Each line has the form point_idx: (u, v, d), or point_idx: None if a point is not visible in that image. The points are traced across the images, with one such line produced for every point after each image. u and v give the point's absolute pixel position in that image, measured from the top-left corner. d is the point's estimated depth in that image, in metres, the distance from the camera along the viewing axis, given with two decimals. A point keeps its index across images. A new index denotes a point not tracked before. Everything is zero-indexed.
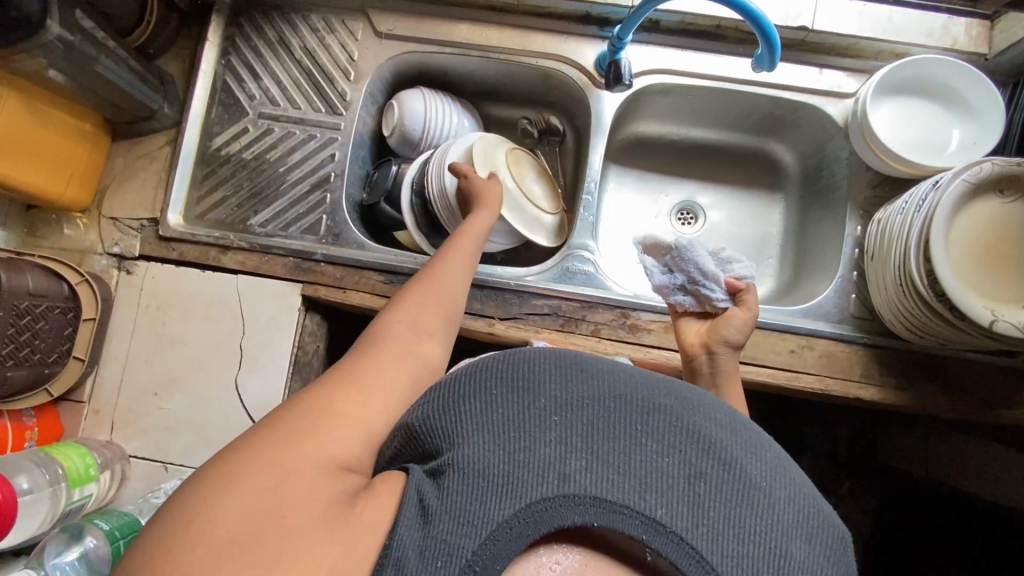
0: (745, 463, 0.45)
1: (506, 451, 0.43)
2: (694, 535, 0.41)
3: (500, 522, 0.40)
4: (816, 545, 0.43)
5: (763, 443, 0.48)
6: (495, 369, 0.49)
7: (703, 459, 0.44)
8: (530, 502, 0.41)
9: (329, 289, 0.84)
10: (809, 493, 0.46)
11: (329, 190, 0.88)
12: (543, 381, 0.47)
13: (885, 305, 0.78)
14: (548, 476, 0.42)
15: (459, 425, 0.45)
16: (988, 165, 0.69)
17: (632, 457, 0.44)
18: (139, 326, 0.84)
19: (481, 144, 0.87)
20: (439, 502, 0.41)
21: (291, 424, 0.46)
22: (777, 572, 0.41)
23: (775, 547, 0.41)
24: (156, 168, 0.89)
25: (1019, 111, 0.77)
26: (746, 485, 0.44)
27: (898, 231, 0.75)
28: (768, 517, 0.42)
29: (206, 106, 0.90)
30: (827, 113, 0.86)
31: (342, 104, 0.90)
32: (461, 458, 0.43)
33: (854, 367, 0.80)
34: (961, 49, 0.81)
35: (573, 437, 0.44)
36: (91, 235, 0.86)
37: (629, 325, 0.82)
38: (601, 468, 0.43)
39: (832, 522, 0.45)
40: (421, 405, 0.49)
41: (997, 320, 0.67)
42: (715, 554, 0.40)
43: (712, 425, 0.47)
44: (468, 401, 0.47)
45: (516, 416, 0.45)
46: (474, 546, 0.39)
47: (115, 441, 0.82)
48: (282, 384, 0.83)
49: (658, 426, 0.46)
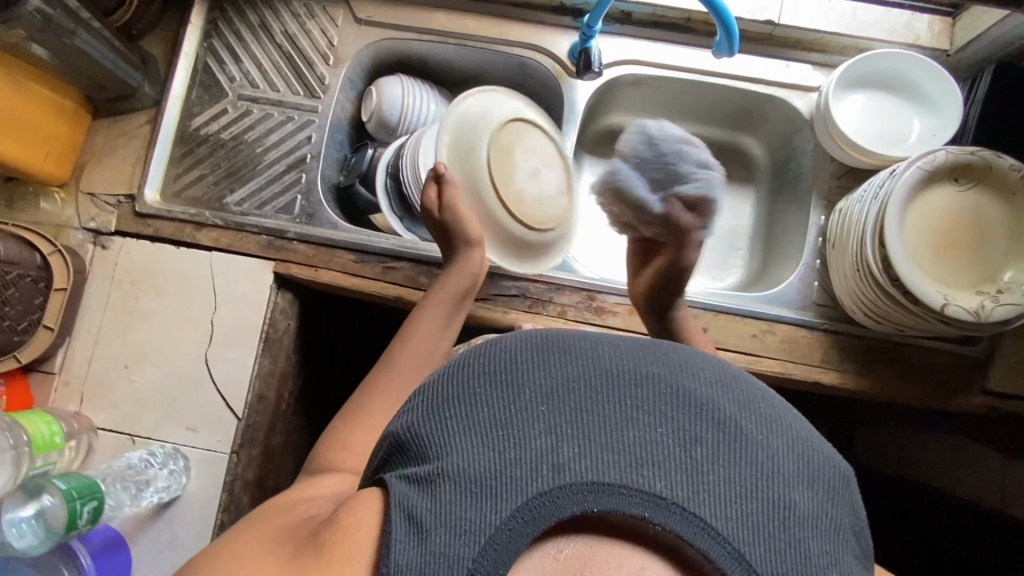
0: (738, 419, 0.44)
1: (495, 449, 0.42)
2: (695, 503, 0.40)
3: (498, 524, 0.39)
4: (817, 488, 0.43)
5: (756, 394, 0.48)
6: (474, 364, 0.47)
7: (697, 424, 0.43)
8: (527, 499, 0.40)
9: (301, 267, 0.85)
10: (805, 436, 0.46)
11: (304, 171, 0.90)
12: (524, 369, 0.46)
13: (845, 292, 0.80)
14: (541, 470, 0.40)
15: (442, 429, 0.44)
16: (942, 153, 0.71)
17: (624, 434, 0.42)
18: (112, 300, 0.85)
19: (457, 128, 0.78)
20: (433, 512, 0.40)
21: (272, 506, 0.51)
22: (784, 524, 0.40)
23: (778, 498, 0.41)
24: (135, 145, 0.90)
25: (976, 104, 0.79)
26: (742, 440, 0.43)
27: (856, 221, 0.76)
28: (769, 471, 0.42)
29: (187, 87, 0.92)
30: (794, 106, 0.87)
31: (320, 88, 0.92)
32: (449, 464, 0.41)
33: (815, 353, 0.81)
34: (924, 44, 0.84)
35: (562, 422, 0.43)
36: (68, 210, 0.88)
37: (595, 308, 0.83)
38: (594, 450, 0.41)
39: (829, 459, 0.46)
40: (405, 412, 0.48)
41: (949, 304, 0.69)
42: (719, 518, 0.40)
43: (701, 386, 0.46)
44: (451, 401, 0.46)
45: (502, 409, 0.44)
46: (474, 553, 0.38)
47: (83, 413, 0.83)
48: (252, 359, 0.84)
49: (648, 398, 0.45)
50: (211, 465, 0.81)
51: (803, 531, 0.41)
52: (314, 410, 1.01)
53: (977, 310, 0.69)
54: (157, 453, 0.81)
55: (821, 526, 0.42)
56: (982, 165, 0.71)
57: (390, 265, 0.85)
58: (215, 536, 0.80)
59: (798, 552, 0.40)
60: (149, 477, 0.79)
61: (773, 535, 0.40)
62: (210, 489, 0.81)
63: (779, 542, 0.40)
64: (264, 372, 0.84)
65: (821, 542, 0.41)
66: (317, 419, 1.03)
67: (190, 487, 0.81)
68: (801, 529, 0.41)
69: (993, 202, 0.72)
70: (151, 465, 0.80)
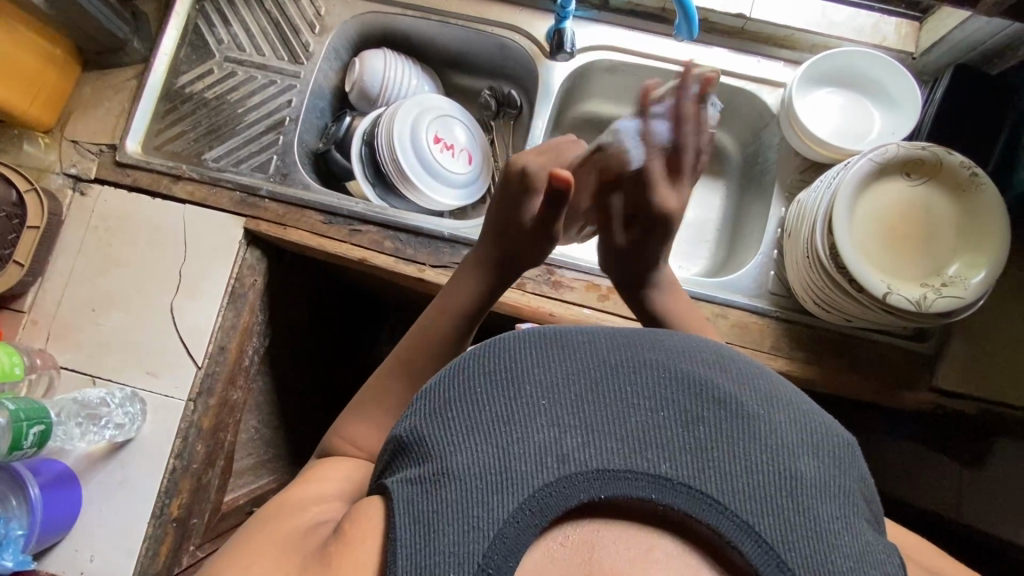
0: (738, 396, 0.44)
1: (497, 443, 0.41)
2: (701, 481, 0.40)
3: (507, 517, 0.38)
4: (823, 457, 0.42)
5: (752, 369, 0.47)
6: (472, 361, 0.46)
7: (697, 405, 0.43)
8: (534, 491, 0.39)
9: (270, 224, 0.87)
10: (804, 405, 0.46)
11: (282, 133, 0.93)
12: (524, 365, 0.45)
13: (797, 280, 0.81)
14: (545, 461, 0.40)
15: (443, 428, 0.43)
16: (893, 147, 0.73)
17: (625, 421, 0.42)
18: (85, 245, 0.88)
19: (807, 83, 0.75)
20: (437, 510, 0.39)
21: (285, 507, 0.51)
22: (793, 494, 0.40)
23: (784, 469, 0.40)
24: (121, 98, 0.92)
25: (933, 107, 0.81)
26: (743, 416, 0.43)
27: (810, 210, 0.77)
28: (773, 443, 0.41)
29: (177, 46, 0.95)
30: (762, 100, 0.89)
31: (304, 55, 0.95)
32: (451, 463, 0.40)
33: (765, 339, 0.83)
34: (889, 46, 0.86)
35: (563, 414, 0.42)
36: (51, 155, 0.90)
37: (553, 282, 0.85)
38: (598, 439, 0.41)
39: (832, 428, 0.45)
40: (406, 414, 0.46)
41: (891, 292, 0.70)
42: (727, 494, 0.39)
43: (699, 366, 0.46)
44: (449, 398, 0.44)
45: (503, 403, 0.43)
46: (484, 548, 0.38)
47: (47, 350, 0.85)
48: (216, 310, 0.86)
49: (647, 383, 0.44)
50: (166, 410, 0.83)
51: (813, 499, 0.40)
52: (280, 371, 1.03)
53: (918, 301, 0.70)
54: (116, 394, 0.83)
55: (831, 491, 0.41)
56: (932, 161, 0.73)
57: (356, 228, 0.87)
58: (165, 480, 0.81)
59: (808, 520, 0.39)
60: (105, 416, 0.81)
61: (782, 506, 0.39)
62: (164, 434, 0.82)
63: (789, 514, 0.39)
64: (227, 323, 0.86)
65: (831, 507, 0.40)
66: (283, 381, 1.05)
67: (145, 430, 0.82)
68: (810, 497, 0.40)
69: (942, 198, 0.74)
70: (108, 404, 0.82)
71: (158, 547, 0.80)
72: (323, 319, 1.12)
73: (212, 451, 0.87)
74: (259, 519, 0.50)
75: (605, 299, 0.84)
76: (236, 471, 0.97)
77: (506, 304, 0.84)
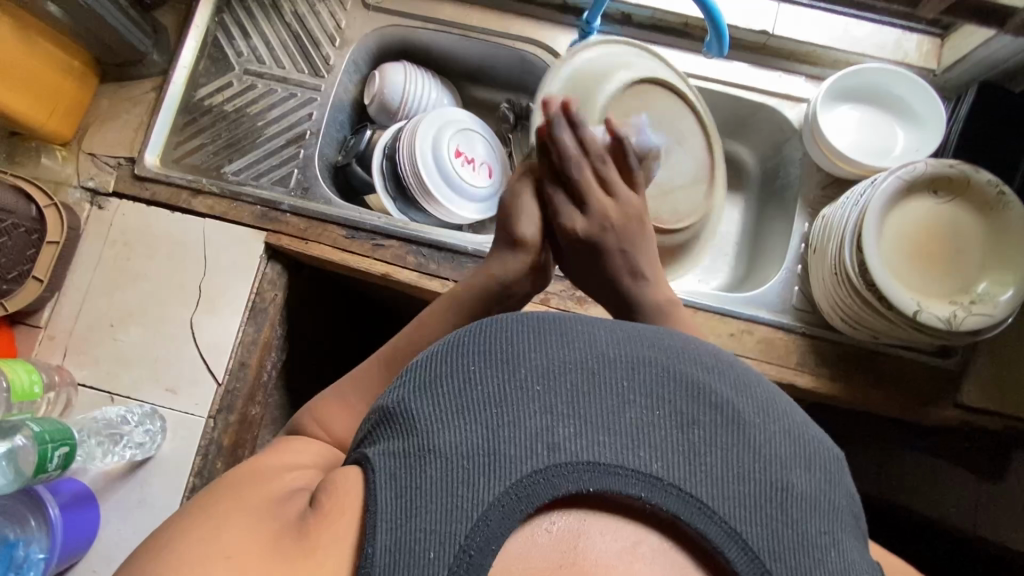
0: (737, 404, 0.43)
1: (487, 426, 0.40)
2: (692, 485, 0.39)
3: (491, 501, 0.37)
4: (814, 470, 0.42)
5: (752, 379, 0.46)
6: (468, 340, 0.45)
7: (694, 408, 0.42)
8: (522, 477, 0.38)
9: (292, 239, 0.86)
10: (801, 420, 0.45)
11: (303, 147, 0.92)
12: (521, 348, 0.43)
13: (824, 297, 0.81)
14: (535, 448, 0.39)
15: (433, 406, 0.41)
16: (921, 165, 0.73)
17: (620, 415, 0.41)
18: (103, 259, 0.87)
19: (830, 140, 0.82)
20: (422, 487, 0.38)
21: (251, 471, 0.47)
22: (780, 505, 0.39)
23: (775, 480, 0.40)
24: (140, 111, 0.92)
25: (959, 123, 0.81)
26: (740, 424, 0.42)
27: (836, 226, 0.77)
28: (767, 454, 0.41)
29: (196, 58, 0.94)
30: (784, 115, 0.90)
31: (325, 68, 0.95)
32: (440, 442, 0.39)
33: (791, 354, 0.83)
34: (912, 63, 0.87)
35: (557, 402, 0.41)
36: (68, 168, 0.89)
37: (578, 297, 0.84)
38: (590, 431, 0.40)
39: (825, 443, 0.44)
40: (394, 387, 0.45)
41: (922, 310, 0.70)
42: (715, 498, 0.39)
43: (700, 369, 0.44)
44: (443, 377, 0.43)
45: (497, 387, 0.41)
46: (467, 530, 0.36)
47: (65, 367, 0.83)
48: (236, 325, 0.85)
49: (646, 380, 0.43)
50: (187, 428, 0.82)
51: (800, 513, 0.39)
52: (297, 386, 1.02)
53: (948, 319, 0.70)
54: (135, 412, 0.81)
55: (820, 509, 0.40)
56: (959, 179, 0.73)
57: (379, 243, 0.86)
58: (186, 499, 0.80)
59: (795, 533, 0.39)
60: (125, 434, 0.80)
61: (770, 516, 0.39)
62: (184, 452, 0.81)
63: (776, 523, 0.39)
64: (248, 339, 0.85)
65: (817, 522, 0.40)
66: (299, 396, 1.04)
67: (165, 448, 0.81)
68: (798, 510, 0.39)
69: (969, 217, 0.74)
70: (128, 421, 0.81)
71: None
72: (340, 333, 1.11)
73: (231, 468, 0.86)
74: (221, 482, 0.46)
75: None
76: None
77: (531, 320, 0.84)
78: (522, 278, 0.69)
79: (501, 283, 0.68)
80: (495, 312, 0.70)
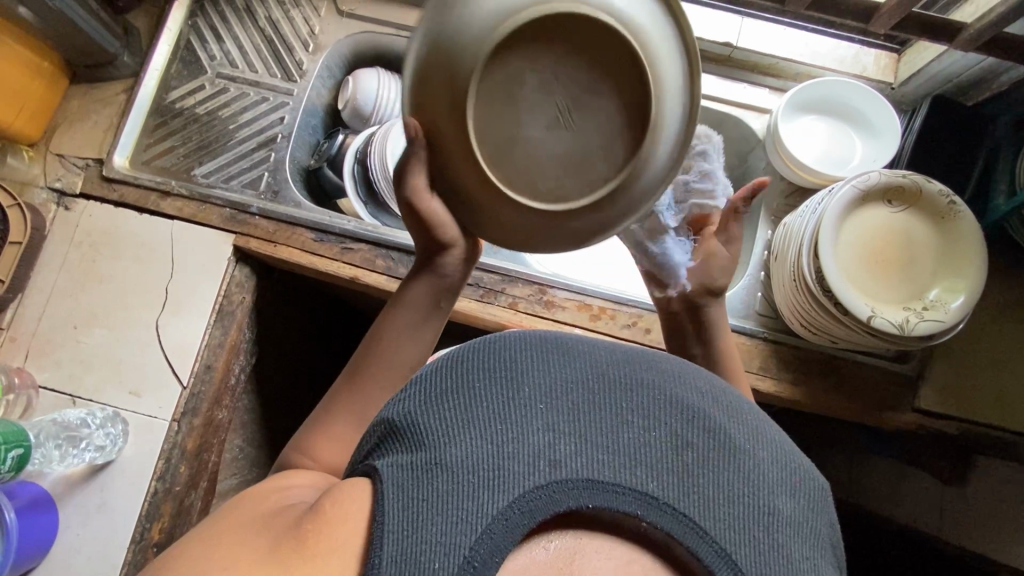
0: (726, 426, 0.42)
1: (492, 441, 0.38)
2: (688, 505, 0.37)
3: (495, 514, 0.36)
4: (799, 497, 0.40)
5: (742, 406, 0.45)
6: (472, 356, 0.44)
7: (687, 430, 0.41)
8: (525, 491, 0.37)
9: (260, 242, 0.86)
10: (788, 448, 0.44)
11: (273, 150, 0.93)
12: (525, 366, 0.43)
13: (785, 303, 0.82)
14: (538, 463, 0.37)
15: (439, 419, 0.40)
16: (875, 175, 0.75)
17: (619, 434, 0.40)
18: (68, 260, 0.86)
19: (876, 186, 0.75)
20: (428, 500, 0.36)
21: (244, 499, 0.47)
22: (767, 530, 0.38)
23: (763, 504, 0.39)
24: (110, 112, 0.92)
25: (912, 135, 0.84)
26: (730, 447, 0.40)
27: (796, 234, 0.79)
28: (756, 478, 0.39)
29: (168, 61, 0.95)
30: (749, 126, 0.92)
31: (297, 72, 0.96)
32: (447, 455, 0.38)
33: (753, 360, 0.85)
34: (869, 76, 0.90)
35: (560, 420, 0.40)
36: (34, 168, 0.89)
37: (545, 302, 0.85)
38: (590, 449, 0.39)
39: (810, 471, 0.43)
40: (399, 399, 0.44)
41: (876, 316, 0.71)
42: (708, 519, 0.37)
43: (693, 395, 0.43)
44: (448, 393, 0.42)
45: (501, 404, 0.40)
46: (470, 542, 0.35)
47: (25, 369, 0.82)
48: (202, 327, 0.84)
49: (643, 402, 0.42)
50: (149, 431, 0.81)
51: (787, 538, 0.38)
52: (265, 389, 1.02)
53: (901, 324, 0.71)
54: (97, 415, 0.80)
55: (804, 537, 0.39)
56: (912, 188, 0.75)
57: (348, 246, 0.86)
58: (147, 504, 0.79)
59: (779, 555, 0.37)
60: (83, 436, 0.79)
61: (756, 538, 0.37)
62: (146, 455, 0.80)
63: (762, 545, 0.37)
64: (215, 342, 0.85)
65: (801, 547, 0.38)
66: (268, 400, 1.03)
67: (127, 452, 0.80)
68: (784, 536, 0.38)
69: (922, 226, 0.76)
70: (89, 424, 0.80)
71: None
72: (311, 335, 1.11)
73: (196, 472, 0.85)
74: (224, 510, 0.46)
75: (596, 319, 0.85)
76: (220, 492, 0.95)
77: (502, 323, 0.84)
78: (455, 266, 0.64)
79: (442, 281, 0.64)
80: (444, 303, 0.66)
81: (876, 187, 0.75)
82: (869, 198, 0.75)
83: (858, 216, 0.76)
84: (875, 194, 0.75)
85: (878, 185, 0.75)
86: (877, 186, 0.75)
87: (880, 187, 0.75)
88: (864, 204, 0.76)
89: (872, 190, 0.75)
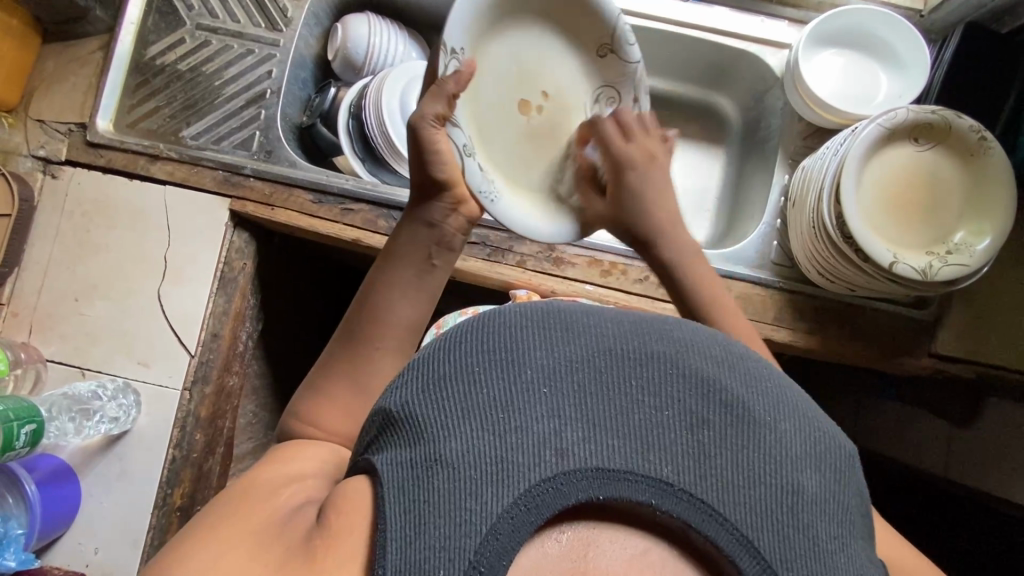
0: (746, 401, 0.40)
1: (494, 431, 0.37)
2: (705, 490, 0.36)
3: (501, 512, 0.34)
4: (825, 470, 0.39)
5: (763, 373, 0.43)
6: (470, 335, 0.42)
7: (703, 406, 0.39)
8: (531, 485, 0.35)
9: (257, 206, 0.83)
10: (812, 415, 0.42)
11: (263, 107, 0.88)
12: (525, 346, 0.41)
13: (801, 251, 0.80)
14: (544, 454, 0.36)
15: (439, 408, 0.39)
16: (903, 111, 0.71)
17: (629, 417, 0.38)
18: (62, 230, 0.83)
19: (901, 124, 0.71)
20: (431, 500, 0.35)
21: (252, 488, 0.46)
22: (790, 510, 0.37)
23: (786, 483, 0.37)
24: (87, 72, 0.87)
25: (941, 69, 0.79)
26: (751, 423, 0.39)
27: (815, 177, 0.75)
28: (778, 455, 0.38)
29: (143, 14, 0.88)
30: (766, 63, 0.87)
31: (283, 21, 0.90)
32: (448, 450, 0.36)
33: (768, 310, 0.83)
34: (898, 4, 0.85)
35: (565, 405, 0.38)
36: (16, 135, 0.85)
37: (554, 259, 0.83)
38: (599, 436, 0.37)
39: (836, 439, 0.41)
40: (396, 385, 0.42)
41: (897, 261, 0.69)
42: (727, 504, 0.36)
43: (708, 364, 0.41)
44: (446, 378, 0.40)
45: (503, 390, 0.39)
46: (476, 543, 0.34)
47: (31, 344, 0.81)
48: (205, 295, 0.82)
49: (654, 378, 0.40)
50: (161, 400, 0.80)
51: (813, 517, 0.37)
52: (274, 355, 1.01)
53: (924, 270, 0.69)
54: (107, 387, 0.80)
55: (831, 512, 0.38)
56: (941, 125, 0.71)
57: (348, 207, 0.83)
58: (166, 471, 0.80)
59: (806, 538, 0.36)
60: (95, 408, 0.78)
61: (779, 521, 0.36)
62: (161, 424, 0.80)
63: (787, 529, 0.36)
64: (219, 309, 0.83)
65: (829, 527, 0.37)
66: (278, 365, 1.03)
67: (141, 421, 0.80)
68: (809, 514, 0.37)
69: (949, 165, 0.72)
70: (99, 396, 0.79)
71: (164, 536, 0.79)
72: (316, 298, 1.10)
73: (211, 439, 0.86)
74: (226, 501, 0.45)
75: (608, 275, 0.83)
76: (237, 455, 0.97)
77: (512, 282, 0.83)
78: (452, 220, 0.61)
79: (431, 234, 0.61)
80: (438, 259, 0.61)
81: (903, 124, 0.71)
82: (894, 137, 0.71)
83: (883, 157, 0.72)
84: (898, 133, 0.71)
85: (904, 124, 0.71)
86: (904, 125, 0.71)
87: (908, 125, 0.71)
88: (889, 143, 0.72)
89: (899, 127, 0.71)
